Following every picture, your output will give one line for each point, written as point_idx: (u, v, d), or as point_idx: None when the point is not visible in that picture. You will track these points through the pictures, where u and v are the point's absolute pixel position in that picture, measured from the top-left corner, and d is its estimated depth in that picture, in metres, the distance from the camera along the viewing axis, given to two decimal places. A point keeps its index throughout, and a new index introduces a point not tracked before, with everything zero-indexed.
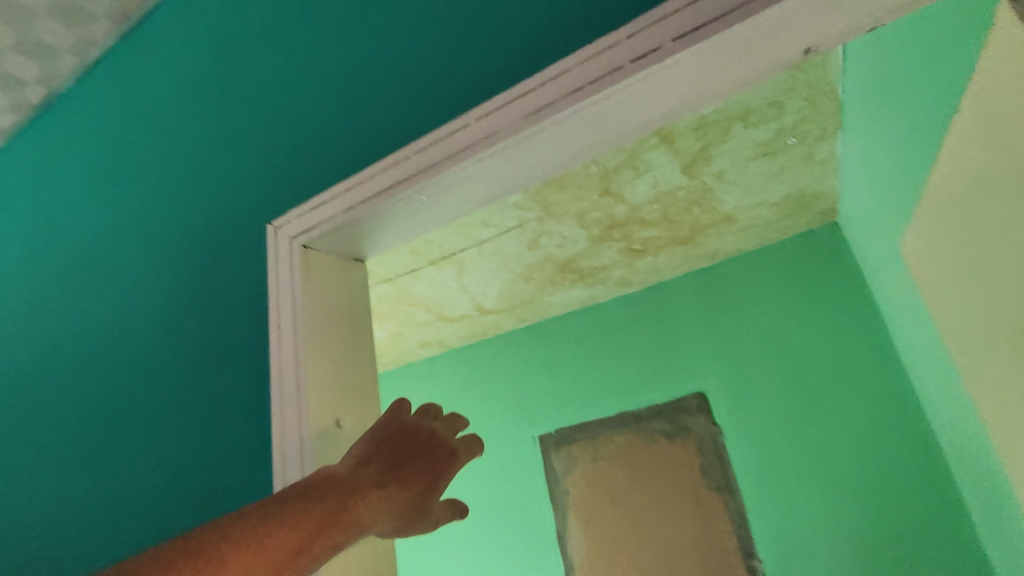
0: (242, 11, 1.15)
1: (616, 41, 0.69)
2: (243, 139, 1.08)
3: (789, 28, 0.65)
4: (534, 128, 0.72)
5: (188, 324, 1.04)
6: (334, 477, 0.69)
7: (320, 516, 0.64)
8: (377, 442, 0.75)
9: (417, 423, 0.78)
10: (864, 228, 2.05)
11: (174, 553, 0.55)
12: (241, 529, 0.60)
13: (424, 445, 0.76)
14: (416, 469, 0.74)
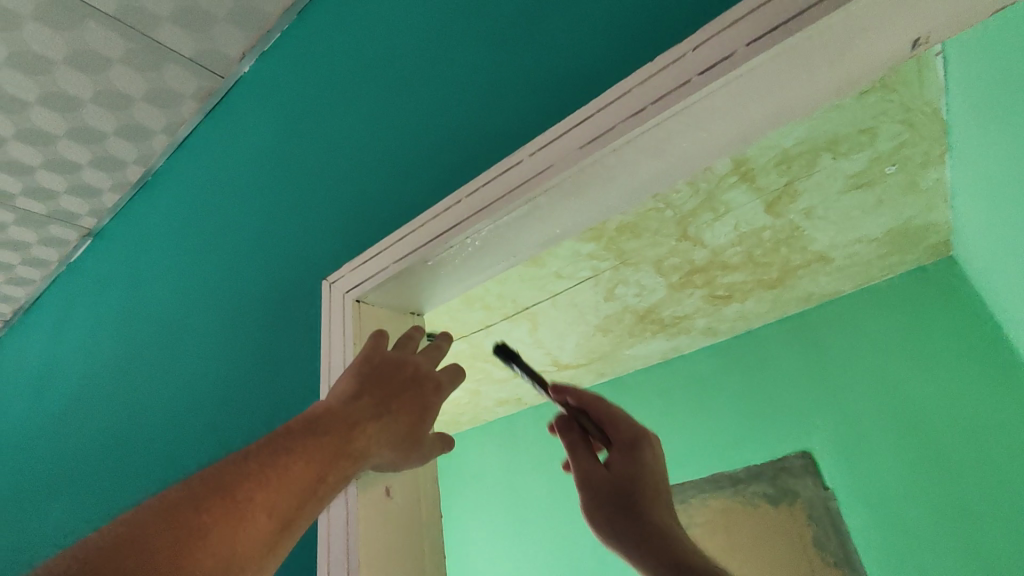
0: (299, 74, 1.17)
1: (681, 53, 0.59)
2: (296, 198, 1.07)
3: (894, 15, 0.53)
4: (593, 158, 0.64)
5: (239, 384, 1.00)
6: (325, 410, 0.66)
7: (327, 452, 0.62)
8: (364, 372, 0.72)
9: (401, 357, 0.75)
10: (988, 260, 1.81)
11: (190, 498, 0.52)
12: (252, 465, 0.56)
13: (410, 381, 0.73)
14: (405, 402, 0.71)
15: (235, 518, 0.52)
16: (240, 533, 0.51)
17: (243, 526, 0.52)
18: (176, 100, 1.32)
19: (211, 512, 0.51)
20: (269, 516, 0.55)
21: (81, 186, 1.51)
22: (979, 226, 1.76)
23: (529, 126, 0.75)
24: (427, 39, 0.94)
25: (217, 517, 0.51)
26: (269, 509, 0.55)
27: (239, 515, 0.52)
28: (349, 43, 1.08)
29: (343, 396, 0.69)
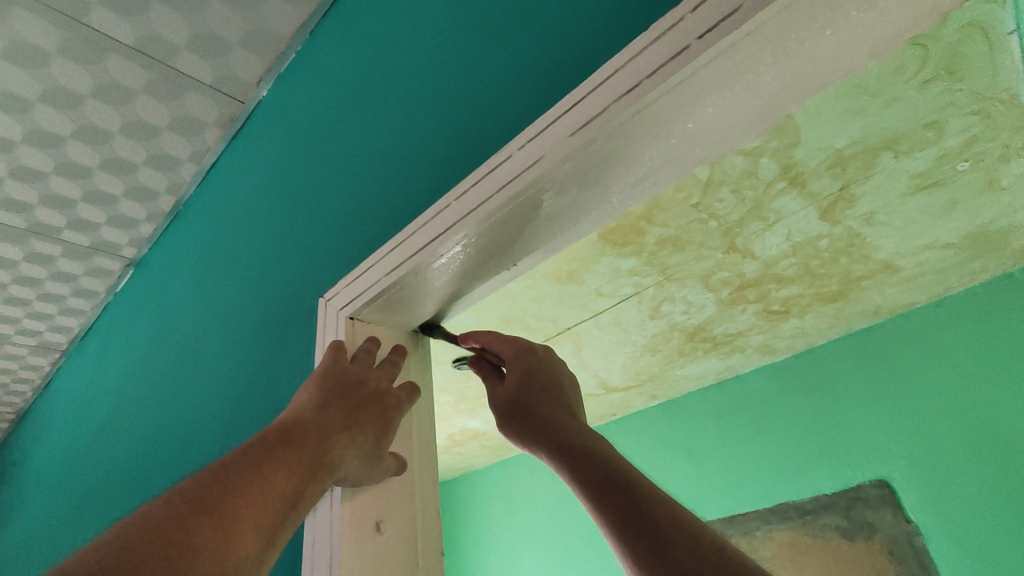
0: (312, 91, 1.17)
1: (679, 18, 0.52)
2: (309, 213, 1.05)
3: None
4: (587, 146, 0.57)
5: (245, 407, 0.97)
6: (290, 424, 0.64)
7: (299, 469, 0.61)
8: (325, 385, 0.70)
9: (363, 371, 0.73)
10: None
11: (170, 516, 0.50)
12: (228, 483, 0.55)
13: (374, 394, 0.71)
14: (370, 416, 0.69)
15: (220, 538, 0.50)
16: (227, 553, 0.50)
17: (228, 545, 0.51)
18: (200, 126, 1.38)
19: (194, 533, 0.49)
20: (251, 532, 0.53)
21: (121, 217, 1.58)
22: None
23: (524, 114, 0.69)
24: (426, 39, 0.90)
25: (201, 537, 0.49)
26: (252, 527, 0.53)
27: (224, 535, 0.51)
28: (357, 54, 1.07)
29: (305, 410, 0.67)
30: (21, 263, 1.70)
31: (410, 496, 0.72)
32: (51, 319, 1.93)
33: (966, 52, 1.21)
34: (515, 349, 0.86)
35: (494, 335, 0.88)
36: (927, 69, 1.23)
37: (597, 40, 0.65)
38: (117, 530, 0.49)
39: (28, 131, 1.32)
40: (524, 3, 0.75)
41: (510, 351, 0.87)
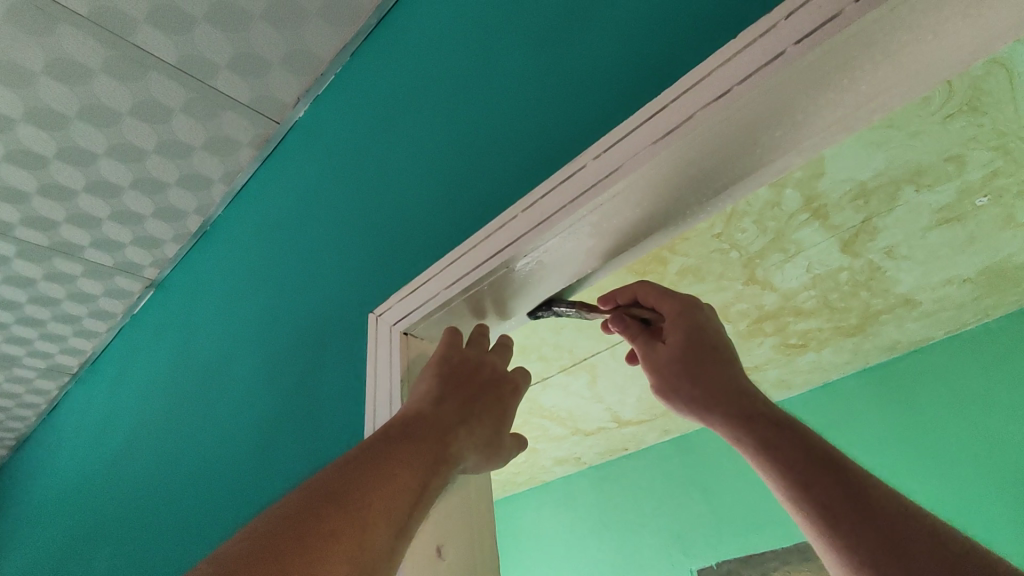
0: (352, 109, 1.15)
1: (771, 25, 0.52)
2: (346, 229, 1.03)
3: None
4: (667, 156, 0.56)
5: (286, 426, 0.95)
6: (409, 417, 0.60)
7: (425, 461, 0.56)
8: (440, 374, 0.66)
9: (475, 356, 0.69)
10: None
11: (303, 513, 0.47)
12: (359, 473, 0.51)
13: (488, 381, 0.67)
14: (486, 405, 0.65)
15: (356, 530, 0.47)
16: (361, 551, 0.46)
17: (364, 541, 0.47)
18: (234, 146, 1.38)
19: (332, 521, 0.47)
20: (385, 527, 0.49)
21: (144, 237, 1.57)
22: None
23: (590, 120, 0.66)
24: (475, 52, 0.89)
25: (339, 528, 0.47)
26: (385, 520, 0.50)
27: (359, 527, 0.48)
28: (399, 71, 1.06)
29: (420, 403, 0.63)
30: (39, 282, 1.68)
31: (471, 519, 0.70)
32: (64, 341, 1.90)
33: (990, 89, 1.18)
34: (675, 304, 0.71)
35: (644, 285, 0.74)
36: (952, 103, 1.20)
37: (660, 48, 0.63)
38: (250, 528, 0.47)
39: (60, 148, 1.32)
40: (577, 17, 0.74)
41: (670, 302, 0.71)
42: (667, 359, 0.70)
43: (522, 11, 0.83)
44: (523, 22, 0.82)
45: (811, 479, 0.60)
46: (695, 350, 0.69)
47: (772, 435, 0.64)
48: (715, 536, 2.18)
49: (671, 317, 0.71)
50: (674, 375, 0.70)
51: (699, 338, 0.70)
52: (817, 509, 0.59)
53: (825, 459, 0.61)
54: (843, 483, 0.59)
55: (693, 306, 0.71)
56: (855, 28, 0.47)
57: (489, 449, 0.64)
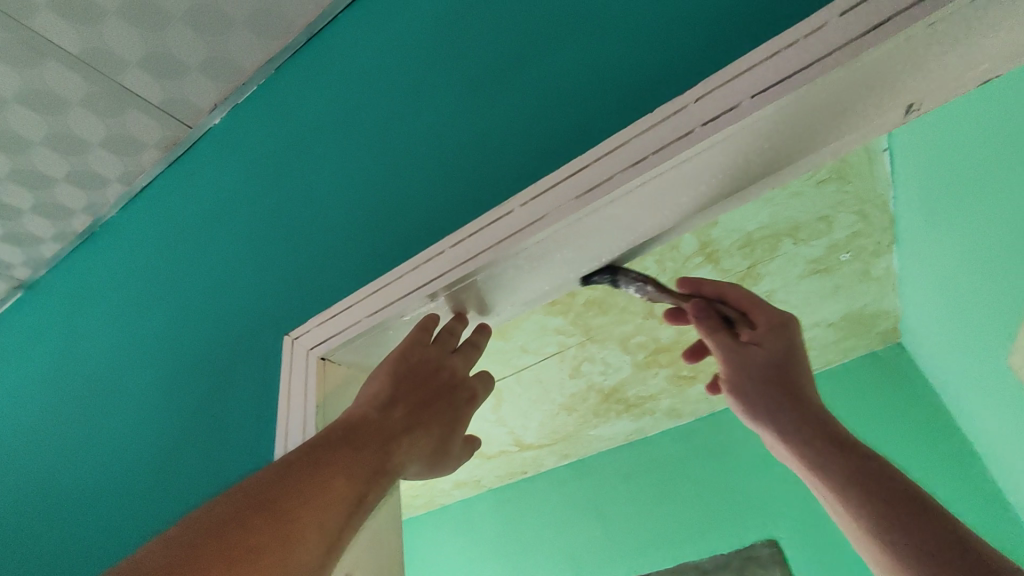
0: (274, 124, 1.12)
1: (682, 105, 0.57)
2: (260, 249, 0.99)
3: (890, 78, 0.52)
4: (590, 209, 0.60)
5: (182, 449, 0.90)
6: (356, 422, 0.59)
7: (367, 470, 0.55)
8: (396, 377, 0.64)
9: (437, 358, 0.67)
10: (934, 354, 1.70)
11: (229, 522, 0.48)
12: (291, 483, 0.51)
13: (446, 388, 0.66)
14: (437, 413, 0.65)
15: (282, 542, 0.47)
16: (289, 561, 0.47)
17: (292, 552, 0.47)
18: (138, 147, 1.30)
19: (255, 534, 0.47)
20: (318, 536, 0.49)
21: (20, 234, 1.43)
22: (931, 326, 1.62)
23: (520, 168, 0.69)
24: (408, 84, 0.89)
25: (265, 541, 0.47)
26: (316, 530, 0.49)
27: (285, 539, 0.48)
28: (328, 91, 1.04)
29: (370, 407, 0.61)
30: None
31: (380, 550, 0.70)
32: None
33: (855, 160, 1.35)
34: (771, 314, 0.78)
35: (739, 287, 0.78)
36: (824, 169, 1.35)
37: (583, 111, 0.67)
38: (168, 538, 0.47)
39: None
40: (509, 64, 0.77)
41: (764, 314, 0.78)
42: (755, 367, 0.76)
43: (458, 50, 0.84)
44: (457, 62, 0.83)
45: (880, 490, 0.66)
46: (782, 366, 0.77)
47: (823, 446, 0.72)
48: (605, 558, 2.26)
49: (766, 331, 0.77)
50: (764, 375, 0.76)
51: (778, 361, 0.77)
52: (870, 496, 0.66)
53: (879, 469, 0.68)
54: (903, 489, 0.66)
55: (787, 324, 0.77)
56: (755, 114, 0.54)
57: (435, 455, 0.64)
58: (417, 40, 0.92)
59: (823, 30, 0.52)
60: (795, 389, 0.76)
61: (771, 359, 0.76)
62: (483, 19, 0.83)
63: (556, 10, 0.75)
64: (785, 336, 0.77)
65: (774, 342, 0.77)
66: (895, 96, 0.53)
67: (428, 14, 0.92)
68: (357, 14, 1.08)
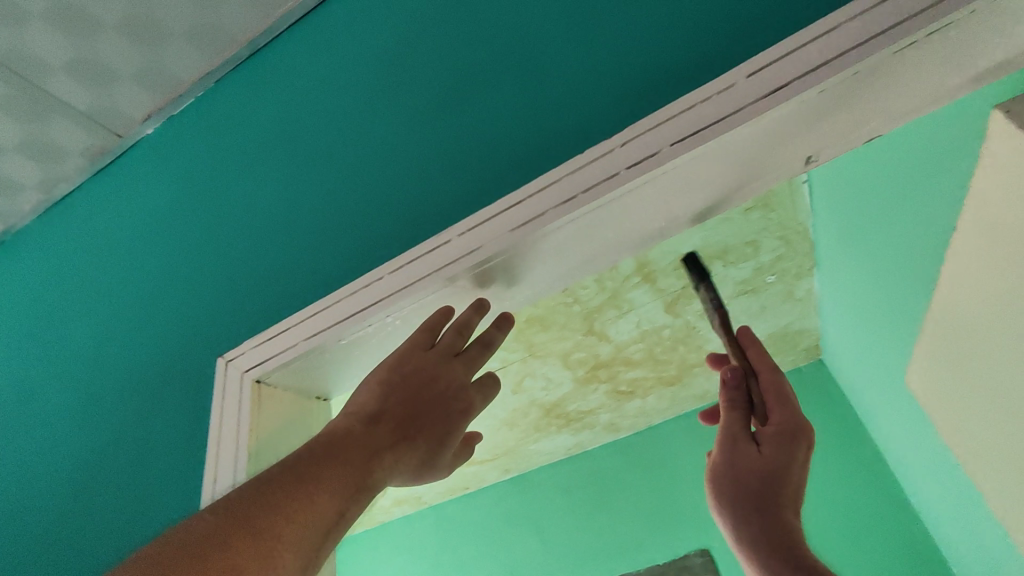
0: (211, 139, 1.08)
1: (609, 148, 0.60)
2: (193, 271, 0.96)
3: (790, 137, 0.57)
4: (521, 242, 0.63)
5: (107, 474, 0.87)
6: (346, 433, 0.56)
7: (351, 487, 0.53)
8: (389, 387, 0.60)
9: (434, 368, 0.61)
10: (849, 371, 1.76)
11: (207, 539, 0.45)
12: (273, 500, 0.49)
13: (439, 402, 0.60)
14: (427, 428, 0.60)
15: (263, 564, 0.45)
16: None
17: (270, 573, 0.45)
18: (61, 155, 1.25)
19: (235, 552, 0.44)
20: (298, 556, 0.47)
21: None
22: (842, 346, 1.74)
23: (459, 204, 0.71)
24: (353, 113, 0.89)
25: (244, 561, 0.44)
26: (298, 550, 0.47)
27: (266, 560, 0.45)
28: (269, 110, 1.01)
29: (359, 418, 0.58)
30: None
31: None
32: None
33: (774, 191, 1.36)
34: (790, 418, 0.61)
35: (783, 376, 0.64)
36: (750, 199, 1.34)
37: (521, 148, 0.69)
38: (141, 555, 0.43)
39: None
40: (452, 96, 0.78)
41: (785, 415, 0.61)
42: (740, 464, 0.61)
43: (405, 82, 0.85)
44: (401, 96, 0.84)
45: None
46: (773, 479, 0.59)
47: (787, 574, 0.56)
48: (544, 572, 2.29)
49: (777, 431, 0.61)
50: (739, 483, 0.61)
51: (771, 472, 0.59)
52: None
53: None
54: None
55: (801, 437, 0.60)
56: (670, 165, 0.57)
57: (421, 471, 0.59)
58: (363, 66, 0.91)
59: (733, 88, 0.55)
60: (779, 505, 0.59)
61: (760, 466, 0.60)
62: (431, 53, 0.83)
63: (501, 49, 0.76)
64: (791, 449, 0.60)
65: (777, 453, 0.60)
66: (793, 153, 0.58)
67: (376, 42, 0.91)
68: (301, 32, 1.05)
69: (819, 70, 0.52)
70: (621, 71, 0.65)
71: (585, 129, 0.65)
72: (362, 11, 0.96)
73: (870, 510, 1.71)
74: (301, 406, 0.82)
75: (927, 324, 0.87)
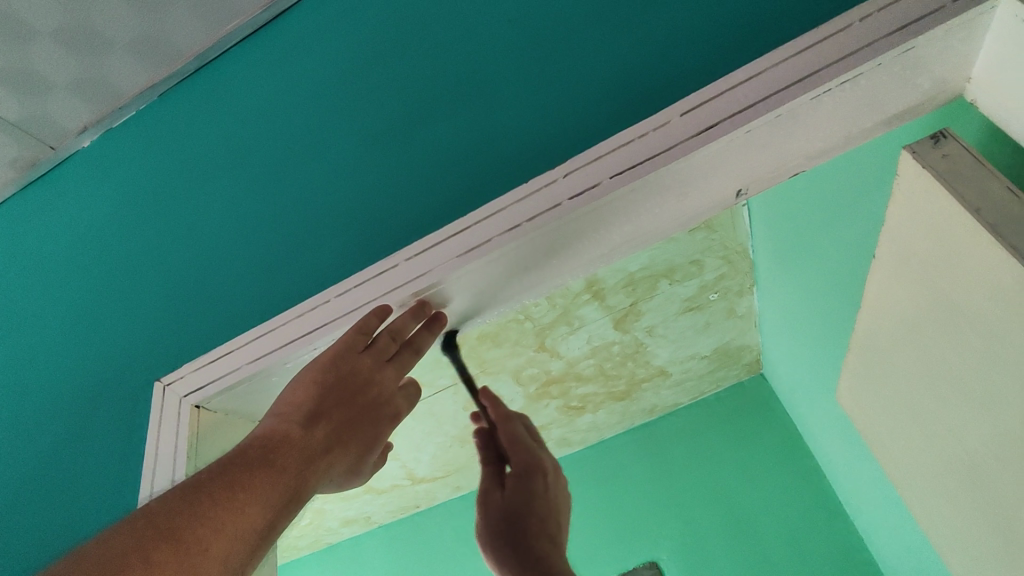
0: (153, 153, 1.04)
1: (553, 177, 0.62)
2: (130, 289, 0.92)
3: (720, 169, 0.59)
4: (468, 267, 0.64)
5: (31, 502, 0.82)
6: (276, 437, 0.55)
7: (282, 494, 0.52)
8: (322, 391, 0.59)
9: (367, 374, 0.62)
10: (787, 385, 1.85)
11: (128, 556, 0.42)
12: (200, 509, 0.46)
13: (368, 407, 0.62)
14: (359, 432, 0.61)
15: None
16: None
17: None
18: None
19: (157, 570, 0.42)
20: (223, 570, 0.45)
21: None
22: (784, 359, 1.73)
23: (411, 229, 0.72)
24: (303, 131, 0.88)
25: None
26: (223, 564, 0.45)
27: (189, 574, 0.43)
28: (215, 125, 0.98)
29: (288, 422, 0.57)
30: None
31: None
32: None
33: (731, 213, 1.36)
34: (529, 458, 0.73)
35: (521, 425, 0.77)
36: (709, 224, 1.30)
37: (472, 172, 0.71)
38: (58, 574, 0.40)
39: None
40: (405, 119, 0.79)
41: (523, 455, 0.73)
42: (488, 506, 0.72)
43: (359, 104, 0.85)
44: (354, 117, 0.84)
45: None
46: (515, 510, 0.70)
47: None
48: None
49: (515, 474, 0.73)
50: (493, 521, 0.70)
51: (511, 504, 0.71)
52: None
53: None
54: None
55: (533, 471, 0.72)
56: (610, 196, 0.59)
57: (344, 474, 0.61)
58: (315, 86, 0.90)
59: (669, 126, 0.58)
60: (521, 525, 0.69)
61: (502, 504, 0.71)
62: (384, 75, 0.84)
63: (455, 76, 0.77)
64: (527, 484, 0.71)
65: (517, 487, 0.72)
66: (724, 182, 0.61)
67: (329, 62, 0.91)
68: (251, 47, 1.04)
69: (746, 108, 0.55)
70: (570, 103, 0.67)
71: (535, 157, 0.67)
72: (314, 30, 0.96)
73: (807, 521, 1.76)
74: (239, 430, 0.80)
75: (852, 348, 0.91)
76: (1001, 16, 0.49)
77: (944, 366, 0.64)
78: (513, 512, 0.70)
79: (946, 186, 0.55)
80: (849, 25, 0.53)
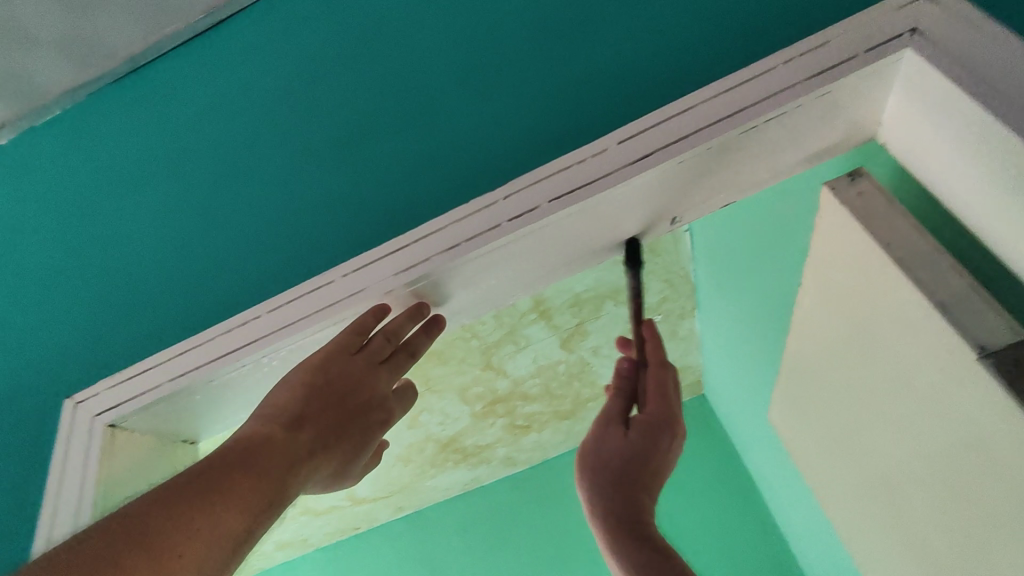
0: (37, 138, 0.89)
1: (494, 198, 0.56)
2: (16, 323, 0.78)
3: (636, 200, 0.55)
4: (397, 290, 0.59)
5: None
6: (259, 441, 0.46)
7: (264, 501, 0.44)
8: (312, 393, 0.50)
9: (359, 375, 0.52)
10: None
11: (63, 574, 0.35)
12: (157, 521, 0.39)
13: (357, 412, 0.52)
14: (347, 436, 0.51)
15: None
16: None
17: None
18: None
19: None
20: None
21: None
22: None
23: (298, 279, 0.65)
24: (212, 129, 0.78)
25: None
26: None
27: None
28: (118, 145, 0.83)
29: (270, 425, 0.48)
30: None
31: None
32: None
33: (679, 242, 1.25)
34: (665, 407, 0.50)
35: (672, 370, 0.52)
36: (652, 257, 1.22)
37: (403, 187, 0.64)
38: None
39: None
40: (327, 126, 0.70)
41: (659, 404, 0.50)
42: (601, 450, 0.48)
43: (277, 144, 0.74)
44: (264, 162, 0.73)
45: None
46: (638, 467, 0.47)
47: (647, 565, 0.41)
48: None
49: (645, 421, 0.48)
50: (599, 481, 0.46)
51: (630, 457, 0.47)
52: None
53: None
54: None
55: (668, 424, 0.48)
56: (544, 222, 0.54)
57: (330, 478, 0.52)
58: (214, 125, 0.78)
59: (603, 153, 0.52)
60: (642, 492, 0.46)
61: (624, 449, 0.47)
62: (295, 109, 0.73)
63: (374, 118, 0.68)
64: (656, 438, 0.48)
65: (641, 437, 0.48)
66: (642, 214, 0.58)
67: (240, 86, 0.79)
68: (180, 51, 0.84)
69: (667, 148, 0.50)
70: (494, 142, 0.61)
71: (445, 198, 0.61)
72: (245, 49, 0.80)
73: None
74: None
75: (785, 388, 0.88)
76: (908, 69, 0.44)
77: (863, 437, 0.58)
78: (636, 466, 0.46)
79: (858, 229, 0.46)
80: (811, 48, 0.46)
